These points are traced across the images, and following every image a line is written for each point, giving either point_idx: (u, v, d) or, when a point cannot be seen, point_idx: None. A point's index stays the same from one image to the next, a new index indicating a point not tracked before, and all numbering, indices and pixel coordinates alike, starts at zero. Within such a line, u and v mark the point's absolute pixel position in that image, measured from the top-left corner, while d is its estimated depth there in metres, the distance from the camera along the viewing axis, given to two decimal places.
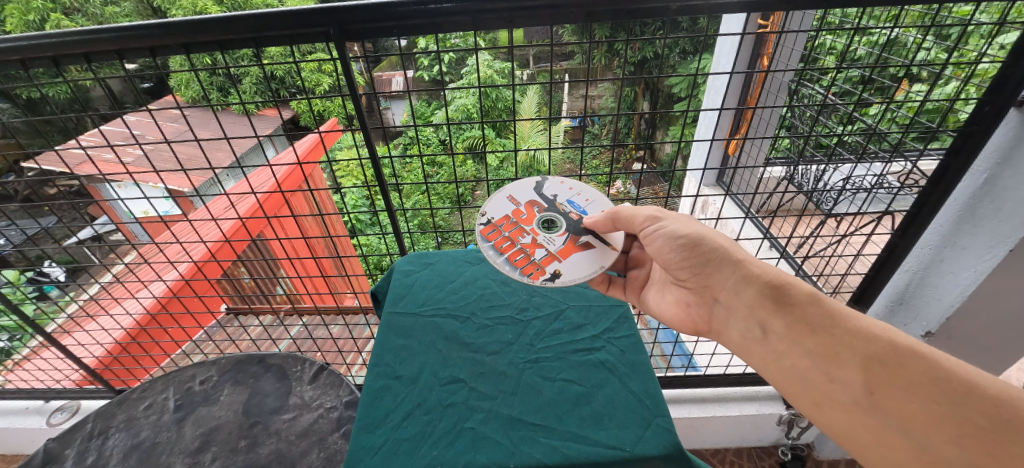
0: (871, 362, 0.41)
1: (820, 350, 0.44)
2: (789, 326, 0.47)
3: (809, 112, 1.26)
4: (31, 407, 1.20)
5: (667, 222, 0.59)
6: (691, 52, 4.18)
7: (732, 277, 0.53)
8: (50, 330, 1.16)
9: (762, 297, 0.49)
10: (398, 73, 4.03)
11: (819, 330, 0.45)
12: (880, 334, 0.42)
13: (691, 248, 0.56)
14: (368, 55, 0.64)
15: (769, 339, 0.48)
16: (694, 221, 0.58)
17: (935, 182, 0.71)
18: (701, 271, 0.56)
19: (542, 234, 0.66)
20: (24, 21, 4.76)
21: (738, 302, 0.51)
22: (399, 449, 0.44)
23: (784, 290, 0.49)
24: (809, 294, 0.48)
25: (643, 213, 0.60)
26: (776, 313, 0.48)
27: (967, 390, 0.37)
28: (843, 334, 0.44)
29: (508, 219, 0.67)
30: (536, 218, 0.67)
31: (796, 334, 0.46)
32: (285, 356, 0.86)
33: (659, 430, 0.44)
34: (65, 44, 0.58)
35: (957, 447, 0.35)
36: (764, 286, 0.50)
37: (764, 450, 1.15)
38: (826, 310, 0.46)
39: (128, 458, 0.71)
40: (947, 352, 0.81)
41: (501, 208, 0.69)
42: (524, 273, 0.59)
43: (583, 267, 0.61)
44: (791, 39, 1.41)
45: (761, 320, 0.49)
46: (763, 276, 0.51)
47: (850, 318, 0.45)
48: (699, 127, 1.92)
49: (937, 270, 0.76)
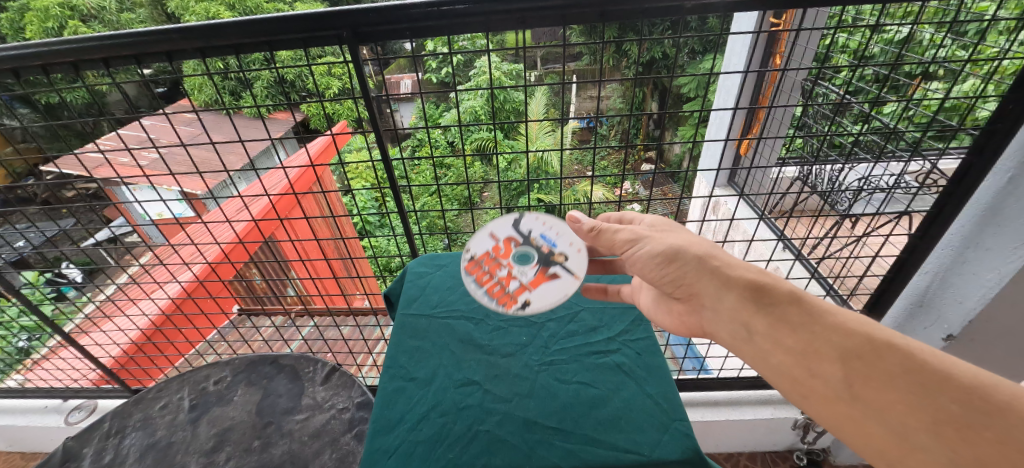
0: (849, 357, 0.37)
1: (801, 348, 0.39)
2: (770, 328, 0.41)
3: (824, 112, 1.26)
4: (50, 405, 1.22)
5: (643, 243, 0.50)
6: (700, 51, 4.14)
7: (708, 278, 0.45)
8: (68, 330, 1.18)
9: (742, 302, 0.43)
10: (407, 77, 4.08)
11: (798, 327, 0.40)
12: (858, 328, 0.38)
13: (671, 255, 0.48)
14: (379, 58, 0.66)
15: (749, 340, 0.42)
16: (666, 235, 0.50)
17: (957, 182, 0.69)
18: (677, 281, 0.48)
19: (516, 263, 0.59)
20: (43, 29, 4.87)
21: (718, 306, 0.44)
22: (414, 451, 0.44)
23: (762, 289, 0.43)
24: (789, 293, 0.42)
25: (622, 237, 0.52)
26: (756, 312, 0.42)
27: (943, 377, 0.34)
28: (823, 331, 0.39)
29: (485, 248, 0.59)
30: (511, 248, 0.58)
31: (778, 333, 0.40)
32: (297, 357, 0.87)
33: (677, 435, 0.44)
34: (86, 49, 0.60)
35: (934, 434, 0.33)
36: (743, 289, 0.43)
37: (778, 455, 1.13)
38: (806, 308, 0.41)
39: (144, 457, 0.72)
40: (973, 357, 0.78)
41: (482, 231, 0.59)
42: (496, 303, 0.59)
43: (558, 290, 0.58)
44: (804, 37, 1.39)
45: (740, 324, 0.42)
46: (740, 273, 0.45)
47: (826, 314, 0.40)
48: (711, 127, 1.90)
49: (959, 272, 0.74)
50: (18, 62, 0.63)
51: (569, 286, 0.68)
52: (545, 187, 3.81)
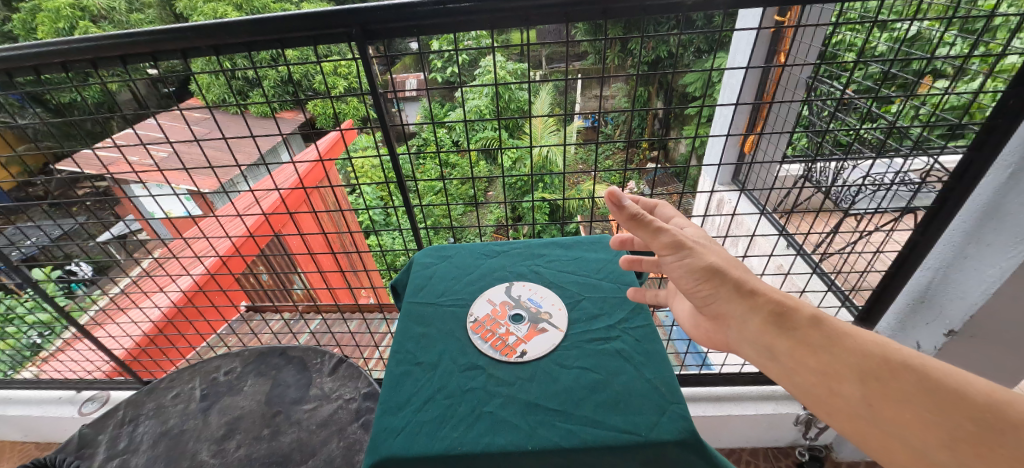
0: (867, 378, 0.36)
1: (819, 369, 0.38)
2: (791, 349, 0.39)
3: (828, 109, 1.26)
4: (64, 396, 1.25)
5: (686, 255, 0.46)
6: (705, 50, 4.12)
7: (727, 299, 0.44)
8: (84, 322, 1.22)
9: (764, 323, 0.41)
10: (413, 76, 4.10)
11: (818, 348, 0.38)
12: (876, 348, 0.37)
13: (697, 274, 0.45)
14: (386, 56, 0.67)
15: (770, 361, 0.41)
16: (703, 246, 0.47)
17: (958, 177, 0.70)
18: (702, 298, 0.46)
19: (513, 326, 0.59)
20: (54, 29, 4.93)
21: (739, 328, 0.43)
22: (420, 431, 0.46)
23: (781, 310, 0.41)
24: (811, 315, 0.41)
25: (661, 240, 0.46)
26: (775, 333, 0.40)
27: (957, 394, 0.33)
28: (842, 352, 0.37)
29: (490, 316, 0.61)
30: (511, 318, 0.60)
31: (797, 355, 0.39)
32: (305, 349, 0.89)
33: (674, 416, 0.45)
34: (104, 47, 0.62)
35: (950, 451, 0.31)
36: (766, 311, 0.42)
37: (781, 451, 1.13)
38: (826, 329, 0.39)
39: (158, 444, 0.74)
40: (974, 351, 0.78)
41: (487, 305, 0.63)
42: (491, 348, 0.56)
43: (548, 342, 0.56)
44: (808, 33, 1.39)
45: (762, 345, 0.41)
46: (759, 294, 0.43)
47: (846, 334, 0.38)
48: (715, 124, 1.90)
49: (959, 267, 0.74)
50: (38, 60, 0.65)
51: (571, 276, 0.67)
52: (550, 187, 3.83)
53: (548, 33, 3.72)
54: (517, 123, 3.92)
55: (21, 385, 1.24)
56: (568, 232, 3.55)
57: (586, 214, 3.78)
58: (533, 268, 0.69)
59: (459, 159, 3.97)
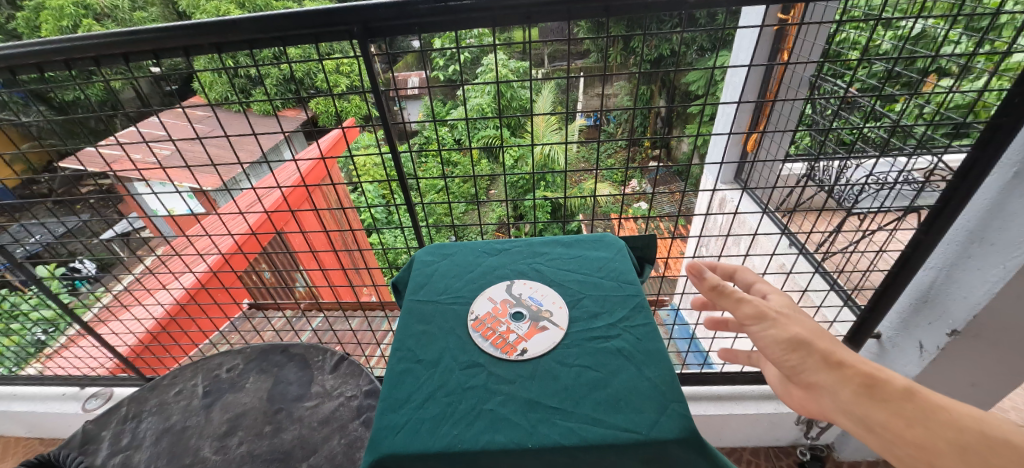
0: (986, 461, 0.31)
1: (927, 449, 0.33)
2: (891, 426, 0.34)
3: (831, 107, 1.25)
4: (68, 393, 1.25)
5: (765, 321, 0.43)
6: (708, 49, 4.11)
7: (813, 367, 0.39)
8: (87, 319, 1.23)
9: (854, 394, 0.37)
10: (416, 74, 4.11)
11: (924, 427, 0.34)
12: (994, 430, 0.32)
13: (780, 342, 0.41)
14: (388, 54, 0.67)
15: (869, 440, 0.35)
16: (783, 312, 0.44)
17: (962, 176, 0.69)
18: (782, 366, 0.42)
19: (514, 324, 0.59)
20: (58, 28, 4.96)
21: (828, 399, 0.38)
22: (421, 428, 0.46)
23: (873, 379, 0.37)
24: (906, 388, 0.36)
25: (744, 310, 0.44)
26: (871, 406, 0.36)
27: None
28: (952, 433, 0.33)
29: (491, 313, 0.61)
30: (511, 316, 0.60)
31: (899, 432, 0.34)
32: (307, 347, 0.89)
33: (675, 415, 0.45)
34: (106, 45, 0.62)
35: None
36: (855, 381, 0.37)
37: (781, 450, 1.13)
38: (928, 406, 0.35)
39: (160, 441, 0.74)
40: (977, 351, 0.78)
41: (487, 303, 0.63)
42: (491, 345, 0.56)
43: (548, 340, 0.56)
44: (812, 31, 1.38)
45: (855, 420, 0.36)
46: (847, 362, 0.39)
47: (941, 408, 0.35)
48: (718, 123, 1.89)
49: (964, 267, 0.73)
50: (40, 57, 0.65)
51: (572, 274, 0.67)
52: (551, 185, 3.82)
53: (550, 31, 3.72)
54: (519, 121, 3.92)
55: (26, 381, 1.25)
56: (570, 231, 3.55)
57: (587, 213, 3.78)
58: (534, 266, 0.69)
59: (461, 157, 3.97)
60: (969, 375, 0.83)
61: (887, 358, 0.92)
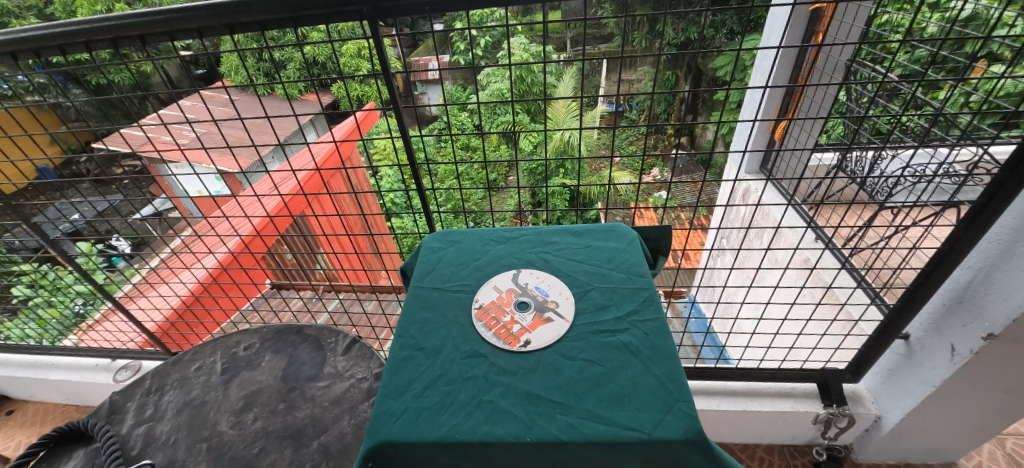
0: None
1: None
2: None
3: (869, 94, 1.17)
4: (101, 364, 1.32)
5: None
6: (738, 32, 3.93)
7: None
8: (119, 296, 1.28)
9: None
10: (435, 58, 4.08)
11: None
12: None
13: None
14: (400, 36, 0.65)
15: None
16: None
17: (1010, 170, 0.63)
18: None
19: (518, 314, 0.58)
20: (91, 10, 5.04)
21: None
22: (420, 416, 0.46)
23: None
24: None
25: None
26: None
27: None
28: None
29: (495, 304, 0.60)
30: (517, 306, 0.60)
31: None
32: (320, 328, 0.91)
33: (680, 415, 0.43)
34: (124, 27, 0.62)
35: None
36: None
37: (797, 449, 1.11)
38: None
39: (181, 413, 0.77)
40: (1015, 356, 0.73)
41: (491, 294, 0.62)
42: (497, 337, 0.55)
43: (553, 332, 0.55)
44: (850, 11, 1.29)
45: None
46: None
47: None
48: (744, 110, 1.82)
49: (1004, 267, 0.68)
50: (62, 39, 0.66)
51: (580, 265, 0.66)
52: (570, 172, 3.77)
53: (572, 13, 3.62)
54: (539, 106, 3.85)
55: (62, 351, 1.32)
56: (588, 219, 3.50)
57: (606, 200, 3.72)
58: (542, 256, 0.68)
59: (479, 143, 3.95)
60: (1001, 380, 0.78)
61: (915, 360, 0.87)
